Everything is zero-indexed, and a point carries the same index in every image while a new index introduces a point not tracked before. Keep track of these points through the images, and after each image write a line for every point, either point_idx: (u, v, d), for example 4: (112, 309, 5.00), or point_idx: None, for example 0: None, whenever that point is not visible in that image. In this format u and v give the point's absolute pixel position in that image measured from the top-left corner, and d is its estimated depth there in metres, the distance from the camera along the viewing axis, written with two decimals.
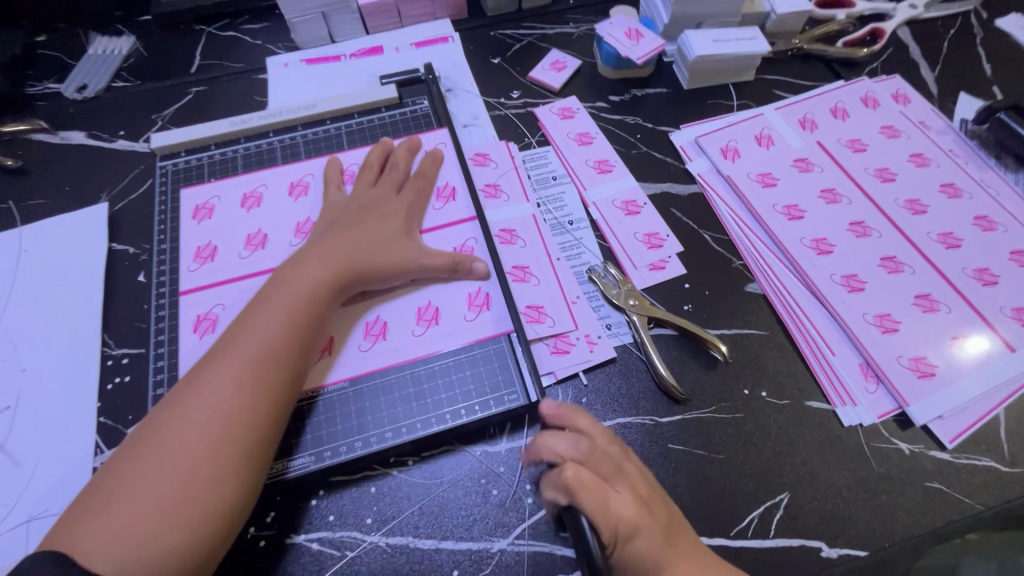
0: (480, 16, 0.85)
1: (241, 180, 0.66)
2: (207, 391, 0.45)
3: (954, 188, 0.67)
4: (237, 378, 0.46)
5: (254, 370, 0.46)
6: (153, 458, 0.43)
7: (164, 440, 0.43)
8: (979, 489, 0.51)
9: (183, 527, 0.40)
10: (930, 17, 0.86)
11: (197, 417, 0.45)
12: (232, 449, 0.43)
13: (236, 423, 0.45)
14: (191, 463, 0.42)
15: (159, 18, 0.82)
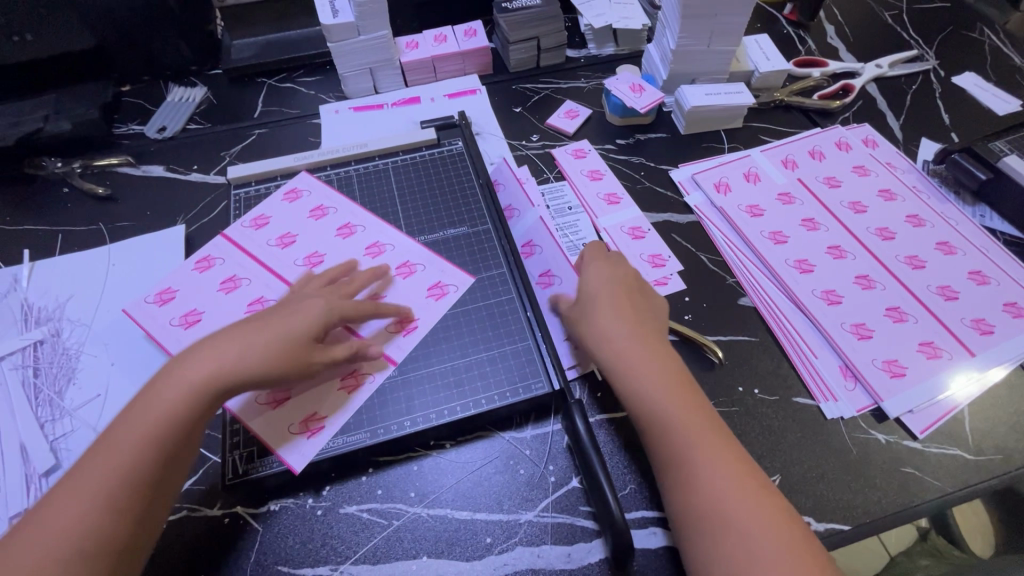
0: (504, 72, 0.98)
1: (301, 205, 0.77)
2: (160, 399, 0.51)
3: (918, 218, 0.77)
4: (181, 391, 0.52)
5: (199, 386, 0.52)
6: (103, 444, 0.49)
7: (117, 437, 0.49)
8: (945, 473, 0.59)
9: (120, 490, 0.47)
10: (895, 74, 0.99)
11: (151, 420, 0.50)
12: (153, 456, 0.49)
13: (178, 443, 0.51)
14: (124, 462, 0.48)
15: (229, 72, 0.96)
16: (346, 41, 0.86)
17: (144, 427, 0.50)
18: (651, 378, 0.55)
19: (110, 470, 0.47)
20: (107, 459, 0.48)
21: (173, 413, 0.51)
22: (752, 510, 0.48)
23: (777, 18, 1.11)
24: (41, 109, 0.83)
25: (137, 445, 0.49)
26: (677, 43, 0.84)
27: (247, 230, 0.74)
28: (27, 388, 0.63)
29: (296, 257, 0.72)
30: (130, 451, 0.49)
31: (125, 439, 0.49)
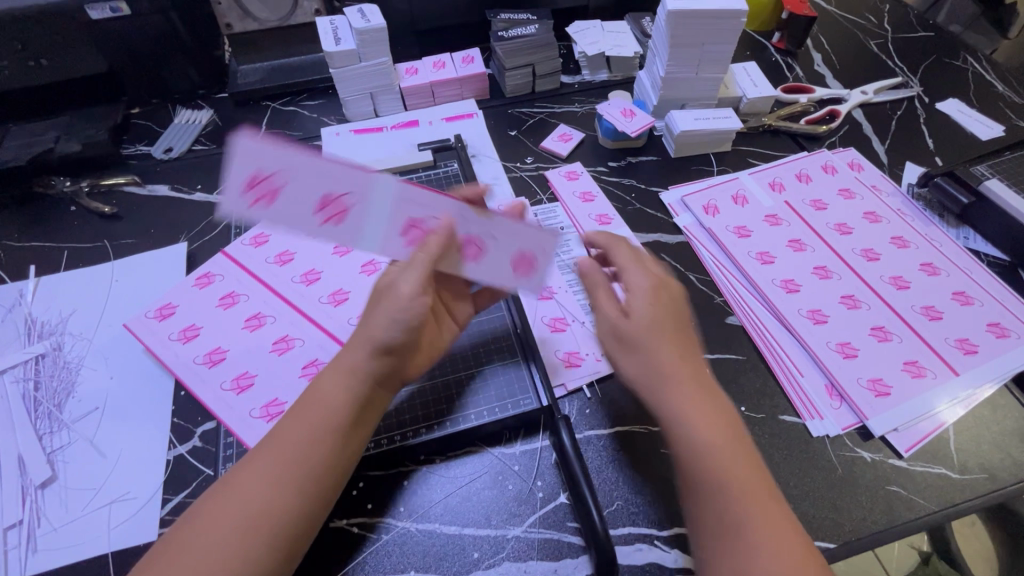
0: (500, 97, 1.02)
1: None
2: (323, 402, 0.50)
3: (903, 240, 0.79)
4: (340, 392, 0.51)
5: (351, 387, 0.51)
6: (271, 451, 0.48)
7: (292, 440, 0.49)
8: (930, 492, 0.59)
9: (291, 499, 0.47)
10: (880, 100, 1.02)
11: (298, 441, 0.49)
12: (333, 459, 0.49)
13: (350, 436, 0.51)
14: (292, 468, 0.47)
15: (235, 96, 0.99)
16: (348, 67, 0.89)
17: (319, 433, 0.49)
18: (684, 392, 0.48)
19: (293, 483, 0.47)
20: (286, 475, 0.47)
21: (337, 414, 0.50)
22: (781, 559, 0.42)
23: (766, 46, 1.14)
24: (53, 130, 0.87)
25: (327, 449, 0.49)
26: (666, 70, 0.87)
27: (248, 248, 0.77)
28: (27, 401, 0.65)
29: (294, 273, 0.75)
30: (318, 460, 0.48)
31: (316, 448, 0.49)
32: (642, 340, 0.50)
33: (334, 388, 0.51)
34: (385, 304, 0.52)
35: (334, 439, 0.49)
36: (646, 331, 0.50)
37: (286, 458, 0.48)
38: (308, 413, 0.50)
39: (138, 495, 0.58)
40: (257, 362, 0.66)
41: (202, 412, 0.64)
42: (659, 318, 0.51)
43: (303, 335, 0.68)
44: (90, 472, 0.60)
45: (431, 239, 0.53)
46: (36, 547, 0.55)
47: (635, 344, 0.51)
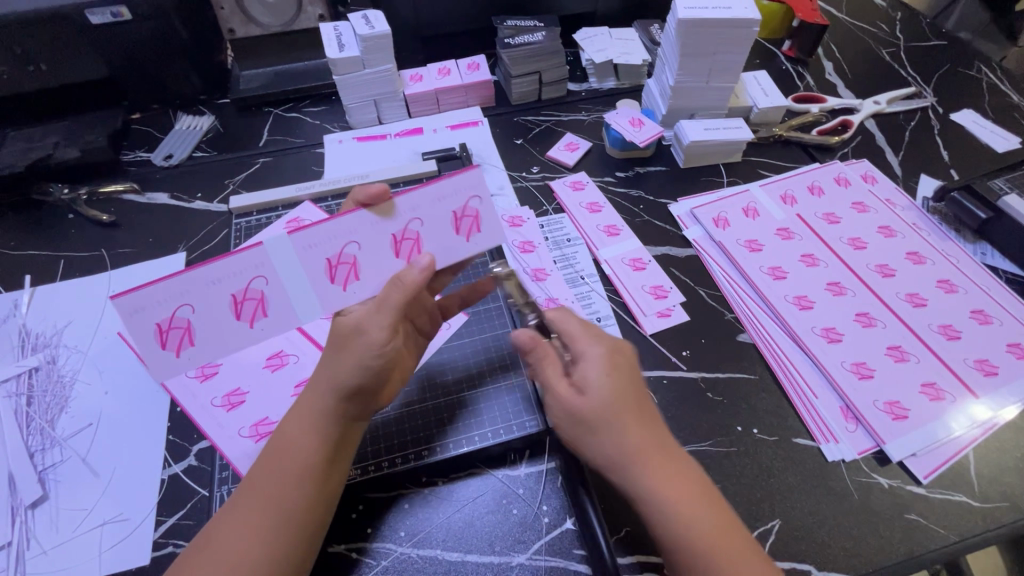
0: (506, 105, 1.00)
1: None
2: (290, 453, 0.49)
3: (918, 256, 0.77)
4: (307, 441, 0.49)
5: (317, 433, 0.49)
6: (242, 510, 0.47)
7: (262, 497, 0.47)
8: (952, 521, 0.57)
9: (269, 556, 0.45)
10: (892, 111, 1.00)
11: (269, 492, 0.48)
12: (311, 510, 0.48)
13: (326, 478, 0.49)
14: (266, 527, 0.46)
15: (237, 102, 0.98)
16: (352, 74, 0.88)
17: (291, 480, 0.48)
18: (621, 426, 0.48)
19: (266, 533, 0.46)
20: (258, 527, 0.46)
21: (308, 458, 0.49)
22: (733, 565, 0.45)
23: (776, 55, 1.13)
24: (52, 136, 0.85)
25: (302, 496, 0.48)
26: (676, 80, 0.85)
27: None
28: (19, 416, 0.63)
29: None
30: (290, 508, 0.47)
31: (286, 496, 0.47)
32: (602, 424, 0.48)
33: (303, 433, 0.49)
34: (357, 345, 0.49)
35: (308, 485, 0.48)
36: (602, 411, 0.48)
37: (259, 507, 0.47)
38: (279, 461, 0.49)
39: (131, 517, 0.56)
40: (253, 379, 0.65)
41: (198, 430, 0.62)
42: (621, 395, 0.49)
43: (299, 351, 0.67)
44: (82, 492, 0.58)
45: (404, 276, 0.49)
46: (25, 570, 0.53)
47: (591, 427, 0.48)
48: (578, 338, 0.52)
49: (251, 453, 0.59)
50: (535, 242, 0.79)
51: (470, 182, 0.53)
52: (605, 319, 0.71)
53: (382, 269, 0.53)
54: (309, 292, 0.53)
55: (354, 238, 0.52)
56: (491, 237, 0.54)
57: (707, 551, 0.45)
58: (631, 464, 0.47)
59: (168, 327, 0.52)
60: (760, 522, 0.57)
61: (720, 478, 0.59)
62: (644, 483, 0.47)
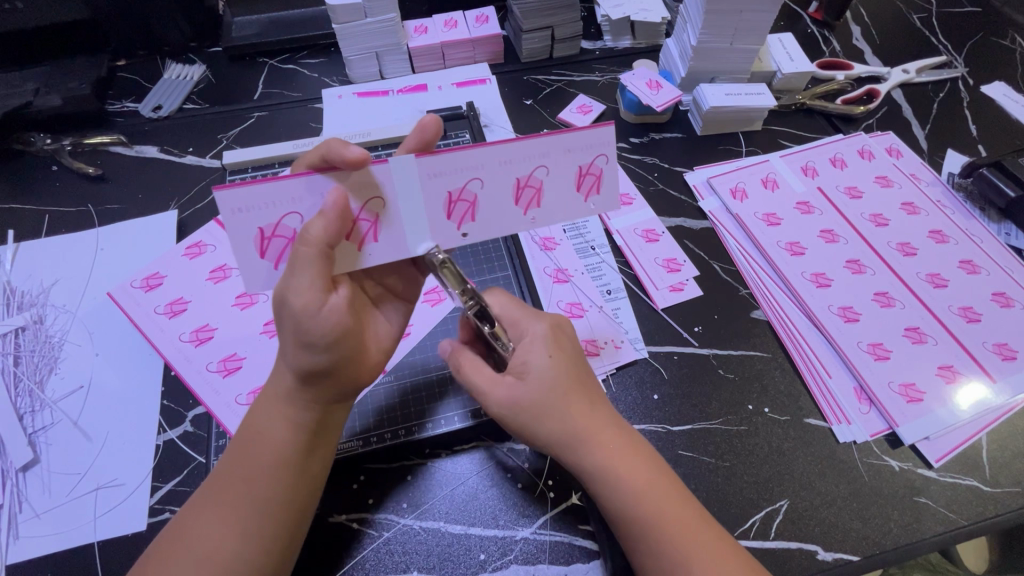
0: (515, 63, 0.94)
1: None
2: (265, 444, 0.47)
3: (941, 234, 0.74)
4: (281, 433, 0.47)
5: (292, 426, 0.47)
6: (215, 501, 0.45)
7: (236, 489, 0.45)
8: (961, 505, 0.57)
9: (244, 548, 0.44)
10: (921, 81, 0.95)
11: (241, 484, 0.46)
12: (289, 504, 0.46)
13: (306, 465, 0.47)
14: (240, 520, 0.44)
15: (229, 51, 0.92)
16: (352, 23, 0.82)
17: (265, 472, 0.46)
18: (568, 412, 0.47)
19: (245, 524, 0.44)
20: (234, 520, 0.44)
21: (286, 448, 0.47)
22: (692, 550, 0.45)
23: (801, 17, 1.06)
24: (32, 82, 0.80)
25: (282, 484, 0.46)
26: (698, 39, 0.80)
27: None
28: (7, 377, 0.61)
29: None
30: (267, 499, 0.45)
31: (261, 491, 0.45)
32: (544, 409, 0.47)
33: (278, 421, 0.47)
34: (286, 320, 0.43)
35: (288, 476, 0.46)
36: (544, 396, 0.47)
37: (234, 496, 0.45)
38: (254, 446, 0.47)
39: (126, 483, 0.55)
40: (250, 345, 0.63)
41: (192, 395, 0.60)
42: (560, 380, 0.48)
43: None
44: (74, 456, 0.56)
45: (308, 228, 0.42)
46: (16, 535, 0.52)
47: (533, 416, 0.47)
48: (516, 324, 0.51)
49: None
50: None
51: (592, 140, 0.48)
52: (616, 291, 0.69)
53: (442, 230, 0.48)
54: (426, 227, 0.48)
55: (480, 175, 0.47)
56: (605, 202, 0.51)
57: (650, 521, 0.45)
58: (578, 442, 0.47)
59: (271, 235, 0.45)
60: (767, 502, 0.56)
61: (729, 458, 0.58)
62: (595, 457, 0.47)
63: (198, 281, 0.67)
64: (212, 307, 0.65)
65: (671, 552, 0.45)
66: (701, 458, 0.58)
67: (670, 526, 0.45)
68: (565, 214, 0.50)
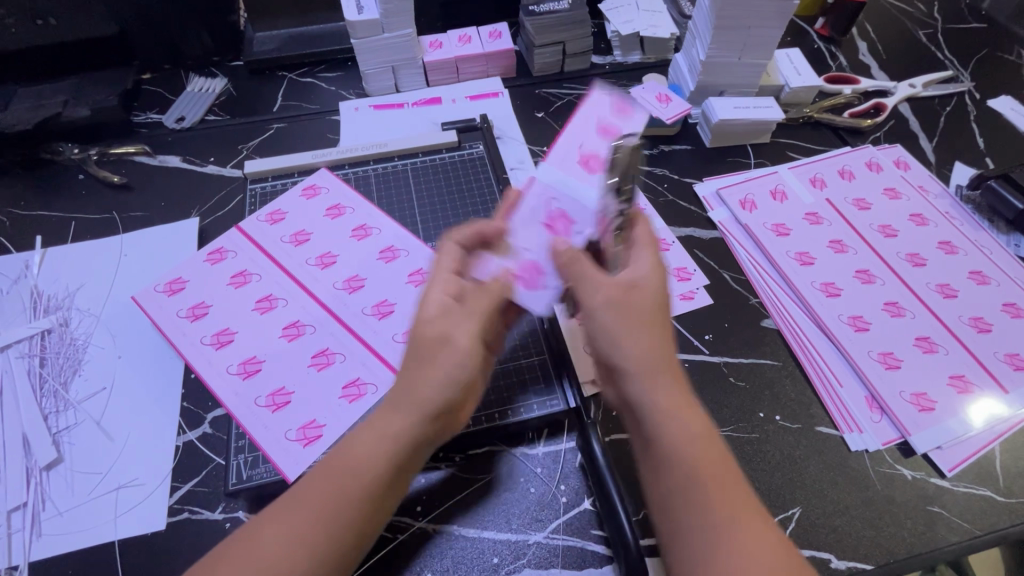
0: (528, 76, 0.97)
1: (317, 201, 0.76)
2: (370, 453, 0.43)
3: (950, 245, 0.74)
4: (385, 446, 0.44)
5: (411, 442, 0.44)
6: (297, 505, 0.42)
7: (323, 496, 0.42)
8: (975, 515, 0.56)
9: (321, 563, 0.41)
10: (927, 95, 0.96)
11: (329, 492, 0.42)
12: (369, 527, 0.43)
13: (388, 479, 0.44)
14: (322, 532, 0.41)
15: (250, 65, 0.95)
16: (370, 38, 0.85)
17: (358, 484, 0.43)
18: (652, 345, 0.45)
19: (326, 534, 0.41)
20: (313, 530, 0.41)
21: (389, 463, 0.43)
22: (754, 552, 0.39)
23: (808, 32, 1.08)
24: (61, 94, 0.83)
25: (367, 502, 0.43)
26: (707, 54, 0.82)
27: (263, 225, 0.74)
28: (32, 377, 0.62)
29: (308, 256, 0.71)
30: (353, 516, 0.42)
31: (350, 506, 0.42)
32: (636, 332, 0.45)
33: (389, 434, 0.44)
34: (441, 356, 0.45)
35: (378, 492, 0.43)
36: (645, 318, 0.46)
37: (322, 503, 0.42)
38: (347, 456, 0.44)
39: (147, 482, 0.56)
40: (269, 348, 0.63)
41: (213, 398, 0.61)
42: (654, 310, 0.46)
43: (315, 321, 0.66)
44: (96, 456, 0.58)
45: None
46: (40, 532, 0.53)
47: (618, 333, 0.45)
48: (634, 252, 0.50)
49: (266, 422, 0.58)
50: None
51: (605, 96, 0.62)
52: None
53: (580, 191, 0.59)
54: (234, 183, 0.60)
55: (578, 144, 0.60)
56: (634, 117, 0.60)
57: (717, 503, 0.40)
58: (660, 370, 0.44)
59: None
60: (780, 509, 0.56)
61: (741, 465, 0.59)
62: (666, 399, 0.43)
63: (220, 286, 0.68)
64: (232, 313, 0.66)
65: (702, 499, 0.41)
66: None
67: (736, 515, 0.40)
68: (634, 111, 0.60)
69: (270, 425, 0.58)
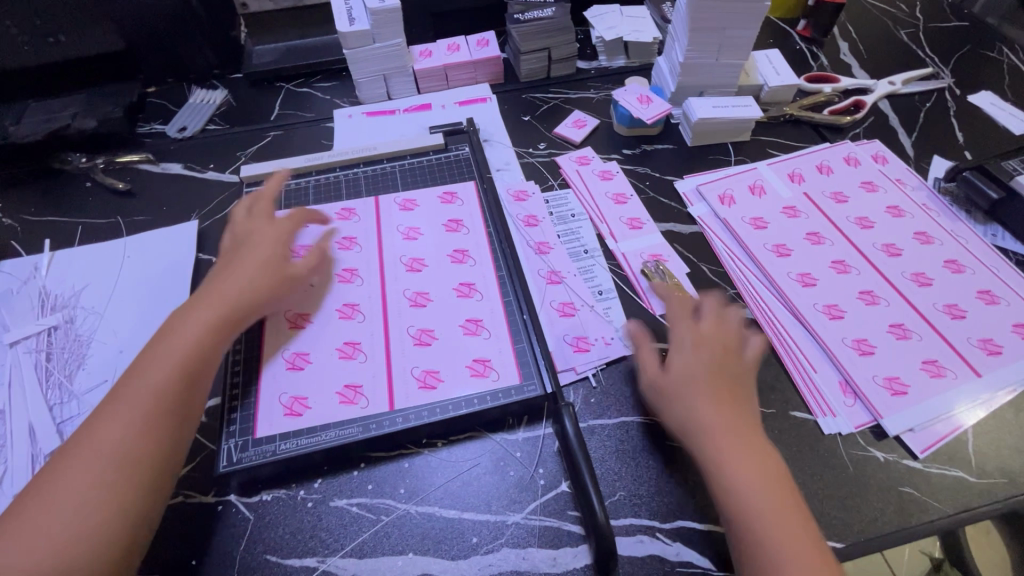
0: (515, 82, 1.00)
1: (448, 209, 0.77)
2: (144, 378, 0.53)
3: (926, 235, 0.76)
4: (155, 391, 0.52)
5: (161, 397, 0.52)
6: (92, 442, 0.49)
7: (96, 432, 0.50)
8: (948, 495, 0.57)
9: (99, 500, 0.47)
10: (907, 92, 0.98)
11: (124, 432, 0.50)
12: (141, 468, 0.49)
13: (164, 433, 0.51)
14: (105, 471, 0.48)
15: (249, 77, 0.99)
16: (361, 48, 0.88)
17: (145, 421, 0.51)
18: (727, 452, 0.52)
19: (117, 483, 0.48)
20: (99, 470, 0.48)
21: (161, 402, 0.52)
22: None
23: (790, 34, 1.11)
24: (71, 107, 0.88)
25: (131, 443, 0.50)
26: (685, 56, 0.84)
27: (394, 209, 0.78)
28: (39, 370, 0.66)
29: (404, 253, 0.73)
30: (118, 451, 0.49)
31: (110, 441, 0.49)
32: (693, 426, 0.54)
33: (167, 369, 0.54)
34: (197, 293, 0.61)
35: (139, 434, 0.50)
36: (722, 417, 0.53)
37: (104, 442, 0.49)
38: (116, 417, 0.50)
39: None
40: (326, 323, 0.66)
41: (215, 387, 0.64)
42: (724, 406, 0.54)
43: (367, 313, 0.67)
44: None
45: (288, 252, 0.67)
46: None
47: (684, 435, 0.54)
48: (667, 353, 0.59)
49: (278, 380, 0.62)
50: (540, 217, 0.79)
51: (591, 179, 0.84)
52: (607, 292, 0.72)
53: (648, 240, 0.77)
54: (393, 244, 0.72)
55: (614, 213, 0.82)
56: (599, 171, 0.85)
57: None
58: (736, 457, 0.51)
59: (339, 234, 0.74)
60: None
61: None
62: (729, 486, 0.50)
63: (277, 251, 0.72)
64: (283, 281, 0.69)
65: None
66: (689, 451, 0.60)
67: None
68: (607, 183, 0.84)
69: (281, 384, 0.61)
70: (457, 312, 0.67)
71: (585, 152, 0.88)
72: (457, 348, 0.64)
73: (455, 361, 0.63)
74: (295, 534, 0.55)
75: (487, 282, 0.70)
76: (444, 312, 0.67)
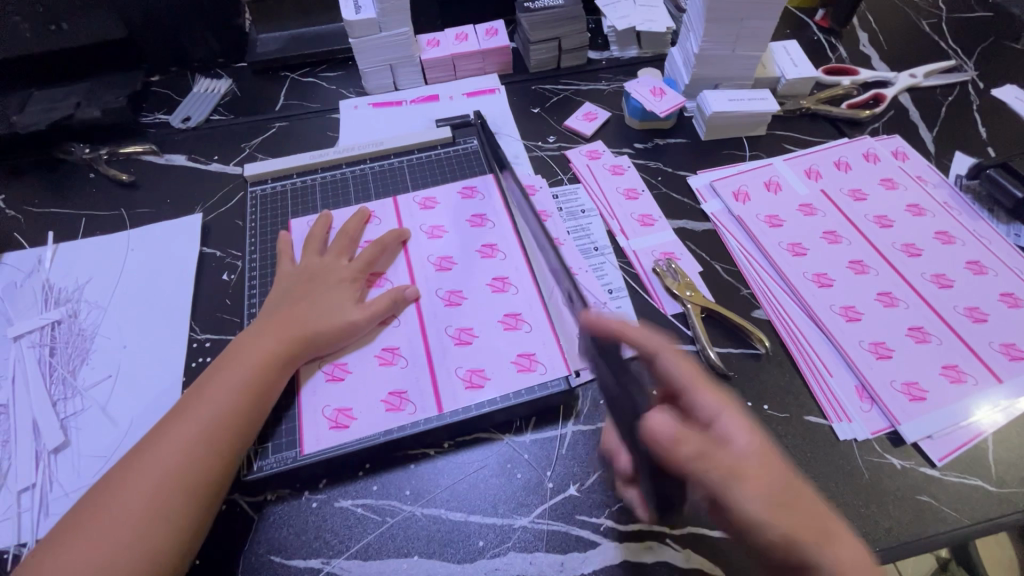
0: (524, 73, 0.98)
1: (472, 206, 0.76)
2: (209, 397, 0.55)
3: (948, 235, 0.74)
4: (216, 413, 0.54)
5: (222, 418, 0.54)
6: (152, 451, 0.51)
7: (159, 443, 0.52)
8: (966, 504, 0.56)
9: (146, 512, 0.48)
10: (928, 85, 0.95)
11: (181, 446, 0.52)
12: (191, 480, 0.50)
13: (222, 451, 0.53)
14: (157, 483, 0.49)
15: (254, 66, 0.97)
16: (367, 37, 0.86)
17: (204, 438, 0.52)
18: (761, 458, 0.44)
19: (166, 497, 0.49)
20: (156, 482, 0.49)
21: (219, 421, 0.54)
22: None
23: (808, 24, 1.07)
24: (74, 97, 0.86)
25: (187, 460, 0.51)
26: (700, 46, 0.82)
27: (414, 207, 0.76)
28: (43, 365, 0.65)
29: (431, 252, 0.71)
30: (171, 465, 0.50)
31: (168, 456, 0.51)
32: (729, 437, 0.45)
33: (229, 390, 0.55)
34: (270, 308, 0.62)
35: (196, 452, 0.51)
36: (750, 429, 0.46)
37: (163, 454, 0.51)
38: (168, 437, 0.52)
39: None
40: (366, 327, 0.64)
41: None
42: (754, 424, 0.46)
43: (403, 316, 0.66)
44: (102, 440, 0.60)
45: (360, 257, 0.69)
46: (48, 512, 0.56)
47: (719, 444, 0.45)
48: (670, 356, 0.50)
49: (316, 388, 0.61)
50: (550, 212, 0.77)
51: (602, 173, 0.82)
52: (618, 290, 0.70)
53: (659, 237, 0.76)
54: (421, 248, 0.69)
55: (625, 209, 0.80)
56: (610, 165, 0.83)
57: None
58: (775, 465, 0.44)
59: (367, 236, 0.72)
60: None
61: None
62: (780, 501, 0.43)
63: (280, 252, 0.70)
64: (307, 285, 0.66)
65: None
66: None
67: None
68: (619, 178, 0.82)
69: (322, 397, 0.60)
70: (492, 310, 0.66)
71: (596, 146, 0.86)
72: (499, 345, 0.63)
73: (499, 358, 0.62)
74: (300, 535, 0.54)
75: (520, 274, 0.68)
76: (480, 310, 0.66)
